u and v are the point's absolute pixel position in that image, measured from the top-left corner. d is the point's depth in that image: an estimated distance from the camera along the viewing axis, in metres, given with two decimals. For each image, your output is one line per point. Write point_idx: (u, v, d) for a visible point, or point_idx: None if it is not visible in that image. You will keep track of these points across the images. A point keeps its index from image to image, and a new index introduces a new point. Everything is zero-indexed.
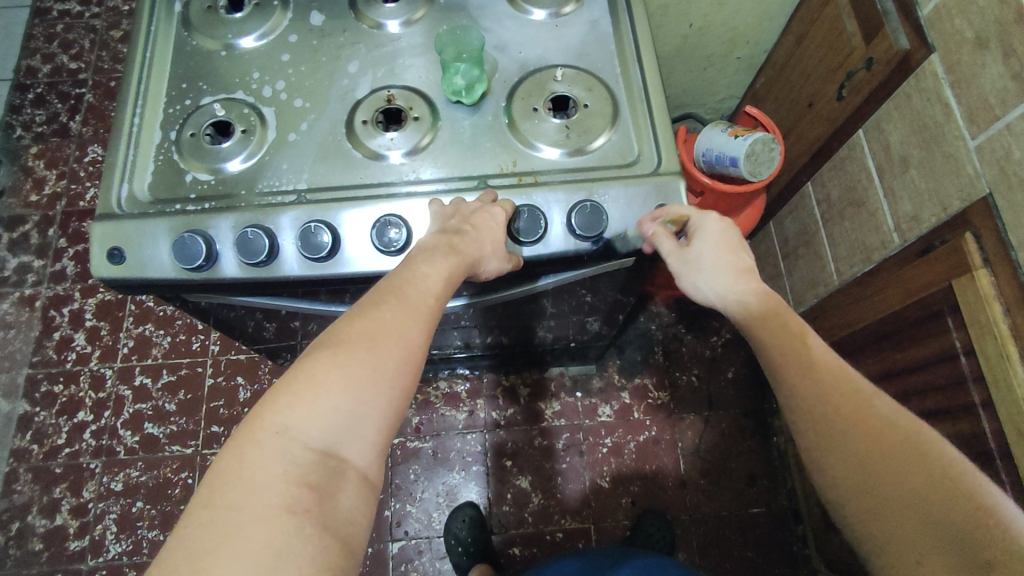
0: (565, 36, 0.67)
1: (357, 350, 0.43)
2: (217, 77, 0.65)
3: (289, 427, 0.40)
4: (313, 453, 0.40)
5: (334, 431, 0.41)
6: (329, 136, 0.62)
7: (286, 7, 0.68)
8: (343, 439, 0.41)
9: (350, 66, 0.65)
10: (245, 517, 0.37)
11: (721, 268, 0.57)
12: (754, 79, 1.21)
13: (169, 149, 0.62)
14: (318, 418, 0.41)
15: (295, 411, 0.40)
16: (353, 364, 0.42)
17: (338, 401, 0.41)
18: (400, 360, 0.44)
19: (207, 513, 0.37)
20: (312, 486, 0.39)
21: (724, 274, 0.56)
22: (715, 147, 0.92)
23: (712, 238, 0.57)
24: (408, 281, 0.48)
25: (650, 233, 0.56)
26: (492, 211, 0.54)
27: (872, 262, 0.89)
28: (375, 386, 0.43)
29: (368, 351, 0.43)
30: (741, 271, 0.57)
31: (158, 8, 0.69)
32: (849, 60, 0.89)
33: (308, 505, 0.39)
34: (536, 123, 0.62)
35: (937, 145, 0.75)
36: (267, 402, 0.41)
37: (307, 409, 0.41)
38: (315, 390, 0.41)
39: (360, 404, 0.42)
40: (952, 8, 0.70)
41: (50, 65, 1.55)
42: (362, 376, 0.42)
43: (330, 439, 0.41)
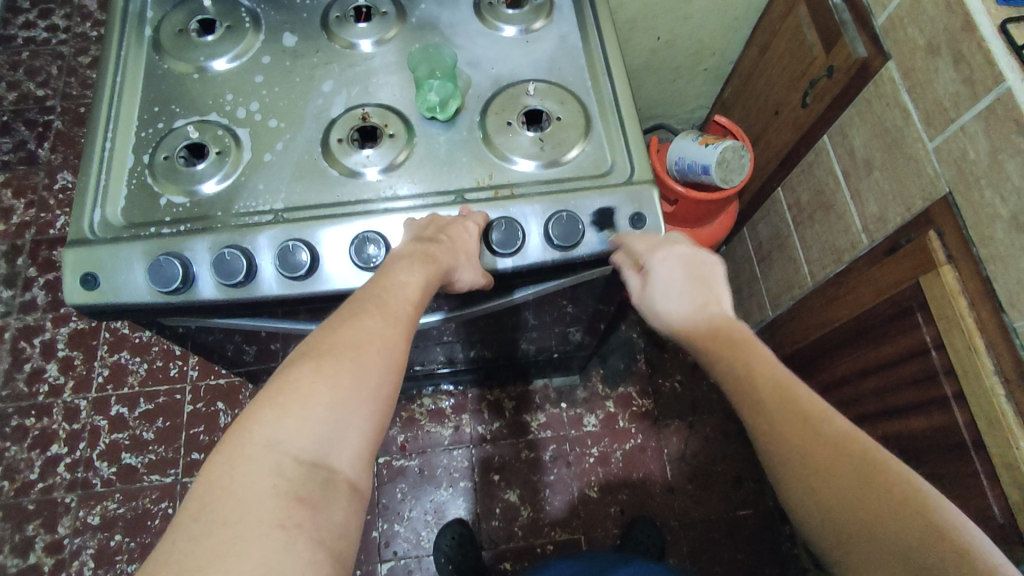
0: (536, 51, 0.68)
1: (339, 360, 0.43)
2: (190, 99, 0.65)
3: (279, 440, 0.40)
4: (302, 465, 0.40)
5: (323, 442, 0.41)
6: (304, 155, 0.62)
7: (259, 29, 0.69)
8: (331, 450, 0.41)
9: (324, 86, 0.66)
10: (238, 533, 0.36)
11: (680, 303, 0.56)
12: (721, 89, 1.25)
13: (142, 173, 0.61)
14: (305, 431, 0.40)
15: (284, 424, 0.40)
16: (337, 375, 0.42)
17: (325, 411, 0.41)
18: (383, 369, 0.44)
19: (199, 528, 0.36)
20: (303, 499, 0.39)
21: (677, 306, 0.57)
22: (687, 156, 0.95)
23: (667, 276, 0.57)
24: (386, 290, 0.48)
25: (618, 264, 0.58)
26: (467, 225, 0.55)
27: (843, 262, 0.91)
28: (360, 396, 0.43)
29: (349, 361, 0.43)
30: (701, 310, 0.56)
31: (128, 32, 0.69)
32: (811, 69, 0.92)
33: (301, 519, 0.38)
34: (510, 137, 0.63)
35: (898, 147, 0.78)
36: (252, 416, 0.41)
37: (295, 421, 0.40)
38: (300, 402, 0.41)
39: (346, 413, 0.42)
40: (905, 17, 0.74)
41: (16, 92, 1.53)
42: (347, 385, 0.42)
43: (318, 451, 0.40)
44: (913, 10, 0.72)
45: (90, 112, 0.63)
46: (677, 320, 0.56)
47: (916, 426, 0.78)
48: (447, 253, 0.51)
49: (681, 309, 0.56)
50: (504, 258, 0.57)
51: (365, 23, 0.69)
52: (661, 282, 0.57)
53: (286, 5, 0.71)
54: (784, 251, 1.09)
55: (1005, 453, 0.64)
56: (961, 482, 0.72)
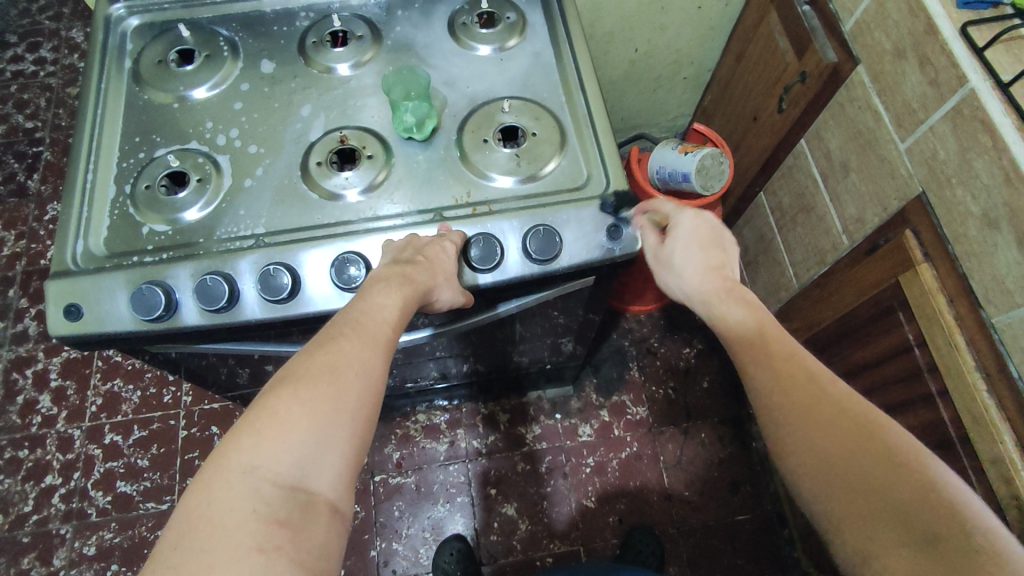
0: (510, 69, 0.70)
1: (315, 383, 0.43)
2: (171, 128, 0.66)
3: (257, 465, 0.40)
4: (281, 489, 0.40)
5: (301, 465, 0.41)
6: (284, 179, 0.63)
7: (237, 57, 0.70)
8: (311, 473, 0.41)
9: (303, 110, 0.67)
10: (216, 559, 0.37)
11: (696, 265, 0.55)
12: (701, 98, 1.26)
13: (124, 203, 0.62)
14: (283, 454, 0.41)
15: (261, 449, 0.41)
16: (314, 398, 0.43)
17: (303, 435, 0.42)
18: (360, 390, 0.45)
19: (178, 556, 0.37)
20: (282, 522, 0.39)
21: (695, 265, 0.55)
22: (667, 164, 0.96)
23: (692, 234, 0.57)
24: (364, 311, 0.48)
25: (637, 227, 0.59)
26: (444, 243, 0.56)
27: (826, 264, 0.92)
28: (338, 418, 0.43)
29: (326, 383, 0.44)
30: (719, 268, 0.55)
31: (108, 65, 0.70)
32: (785, 75, 0.93)
33: (280, 542, 0.39)
34: (487, 154, 0.64)
35: (872, 149, 0.79)
36: (229, 443, 0.41)
37: (273, 446, 0.41)
38: (277, 426, 0.41)
39: (324, 436, 0.42)
40: (872, 23, 0.75)
41: (4, 125, 1.54)
42: (325, 407, 0.43)
43: (297, 473, 0.41)
44: (879, 15, 0.74)
45: (71, 145, 0.64)
46: (697, 282, 0.55)
47: (903, 424, 0.78)
48: (425, 272, 0.52)
49: (697, 267, 0.55)
50: (484, 274, 0.58)
51: (340, 47, 0.70)
52: (683, 240, 0.57)
53: (263, 33, 0.72)
54: (769, 255, 1.10)
55: (989, 448, 0.65)
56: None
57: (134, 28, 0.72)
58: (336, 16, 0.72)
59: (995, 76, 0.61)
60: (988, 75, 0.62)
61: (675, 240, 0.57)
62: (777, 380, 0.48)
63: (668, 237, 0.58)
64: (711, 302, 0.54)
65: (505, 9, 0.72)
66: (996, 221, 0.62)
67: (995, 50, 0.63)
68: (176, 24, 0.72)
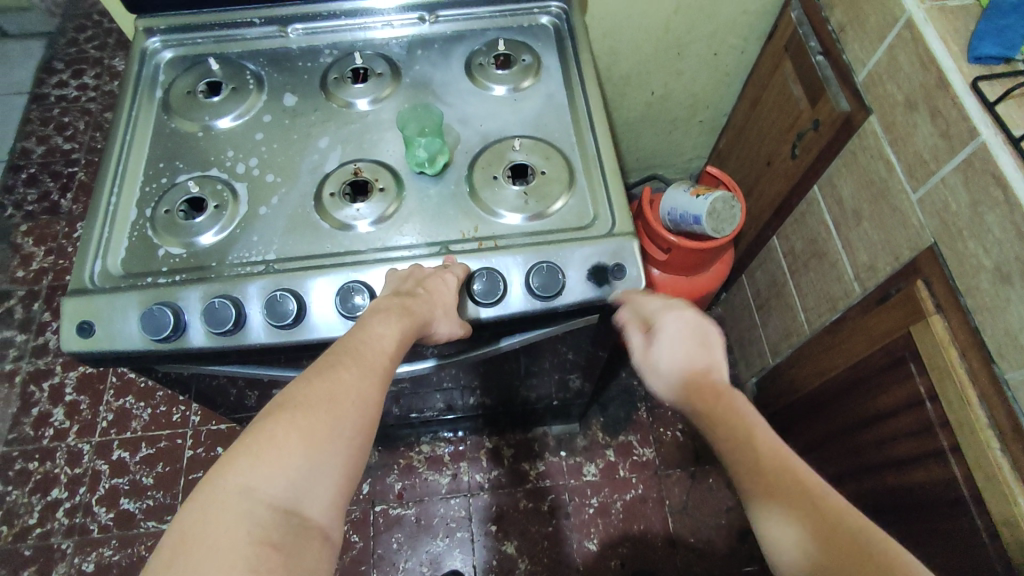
0: (523, 109, 0.71)
1: (313, 410, 0.44)
2: (194, 156, 0.69)
3: (253, 487, 0.40)
4: (275, 512, 0.40)
5: (296, 489, 0.41)
6: (298, 208, 0.65)
7: (262, 90, 0.73)
8: (305, 497, 0.41)
9: (321, 142, 0.69)
10: None
11: (675, 374, 0.51)
12: (717, 141, 1.27)
13: (144, 225, 0.64)
14: (279, 478, 0.41)
15: (257, 471, 0.41)
16: (311, 424, 0.43)
17: (298, 459, 0.42)
18: (357, 417, 0.45)
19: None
20: (276, 544, 0.39)
21: (675, 371, 0.50)
22: (679, 206, 0.96)
23: (670, 336, 0.52)
24: (364, 339, 0.49)
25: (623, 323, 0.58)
26: (445, 277, 0.57)
27: (837, 310, 0.91)
28: (334, 444, 0.43)
29: (325, 409, 0.44)
30: (699, 374, 0.50)
31: (140, 94, 0.73)
32: (798, 122, 0.94)
33: (273, 564, 0.38)
34: (496, 191, 0.65)
35: (884, 198, 0.78)
36: (228, 464, 0.41)
37: (269, 468, 0.41)
38: (274, 450, 0.42)
39: (320, 461, 0.42)
40: (884, 75, 0.76)
41: (44, 146, 1.62)
42: (322, 434, 0.43)
43: (291, 497, 0.41)
44: (891, 67, 0.75)
45: (99, 168, 0.67)
46: (678, 392, 0.50)
47: (914, 480, 0.76)
48: (425, 305, 0.53)
49: (678, 374, 0.50)
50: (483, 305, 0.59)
51: (360, 83, 0.73)
52: (663, 346, 0.52)
53: (288, 68, 0.75)
54: (781, 299, 1.09)
55: (1001, 510, 0.62)
56: (963, 541, 0.69)
57: (167, 61, 0.76)
58: (358, 55, 0.75)
59: (1006, 130, 0.61)
60: (1000, 129, 0.62)
61: (656, 344, 0.53)
62: (764, 507, 0.43)
63: (653, 339, 0.54)
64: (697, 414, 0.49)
65: (521, 52, 0.75)
66: (1008, 275, 0.61)
67: (1007, 105, 0.63)
68: (207, 58, 0.75)
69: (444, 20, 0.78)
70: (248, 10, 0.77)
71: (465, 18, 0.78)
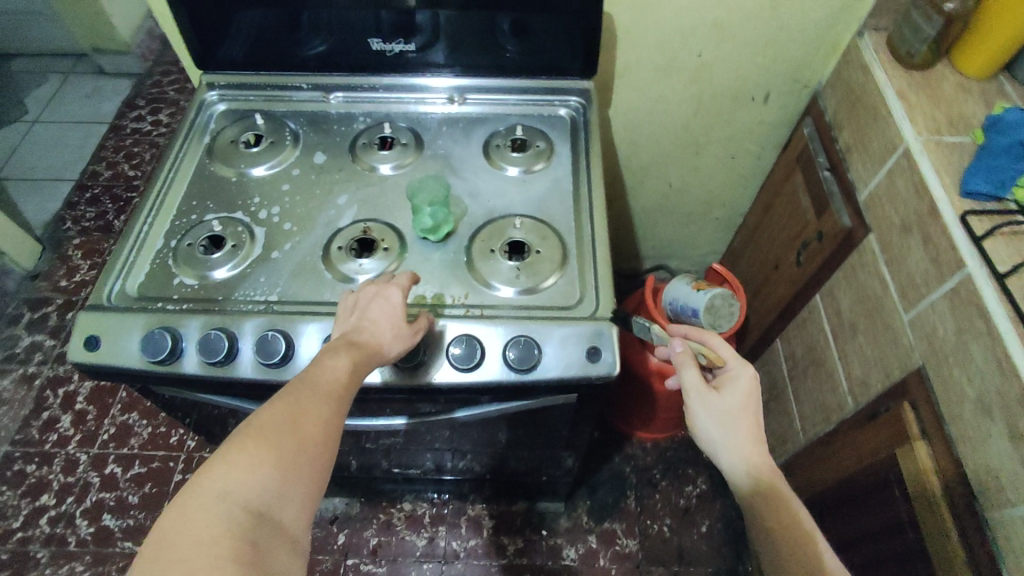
0: (530, 190, 0.76)
1: (279, 429, 0.47)
2: (224, 197, 0.75)
3: (228, 493, 0.42)
4: (251, 518, 0.42)
5: (269, 495, 0.44)
6: (306, 256, 0.70)
7: (297, 146, 0.80)
8: (276, 504, 0.44)
9: (340, 199, 0.75)
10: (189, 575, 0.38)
11: (735, 426, 0.60)
12: (732, 239, 1.30)
13: (166, 254, 0.70)
14: (251, 488, 0.43)
15: (232, 478, 0.43)
16: (279, 438, 0.46)
17: (270, 468, 0.45)
18: (321, 433, 0.48)
19: None
20: (252, 544, 0.41)
21: (735, 424, 0.61)
22: (679, 298, 0.98)
23: (739, 394, 0.62)
24: (325, 366, 0.52)
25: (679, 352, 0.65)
26: (386, 294, 0.59)
27: (830, 422, 0.90)
28: (303, 456, 0.47)
29: (291, 428, 0.47)
30: (753, 431, 0.60)
31: (191, 138, 0.81)
32: (805, 231, 0.97)
33: (250, 561, 0.40)
34: (491, 263, 0.69)
35: (878, 315, 0.79)
36: (203, 475, 0.43)
37: (243, 475, 0.44)
38: (246, 462, 0.44)
39: (290, 471, 0.45)
40: (883, 197, 0.79)
41: (111, 171, 1.76)
42: (290, 447, 0.46)
43: (266, 502, 0.43)
44: (890, 191, 0.77)
45: (139, 199, 0.74)
46: (728, 428, 0.61)
47: None
48: (378, 336, 0.56)
49: (727, 410, 0.61)
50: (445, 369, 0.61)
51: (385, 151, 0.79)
52: (732, 396, 0.62)
53: (324, 129, 0.83)
54: (779, 403, 1.08)
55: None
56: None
57: (220, 112, 0.85)
58: (388, 125, 0.82)
59: (991, 264, 0.62)
60: (984, 262, 0.63)
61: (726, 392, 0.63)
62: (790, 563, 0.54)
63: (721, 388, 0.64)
64: (738, 451, 0.60)
65: (536, 139, 0.81)
66: (988, 408, 0.60)
67: (994, 241, 0.64)
68: (255, 113, 0.84)
69: (472, 103, 0.85)
70: (299, 76, 0.86)
71: (490, 104, 0.85)
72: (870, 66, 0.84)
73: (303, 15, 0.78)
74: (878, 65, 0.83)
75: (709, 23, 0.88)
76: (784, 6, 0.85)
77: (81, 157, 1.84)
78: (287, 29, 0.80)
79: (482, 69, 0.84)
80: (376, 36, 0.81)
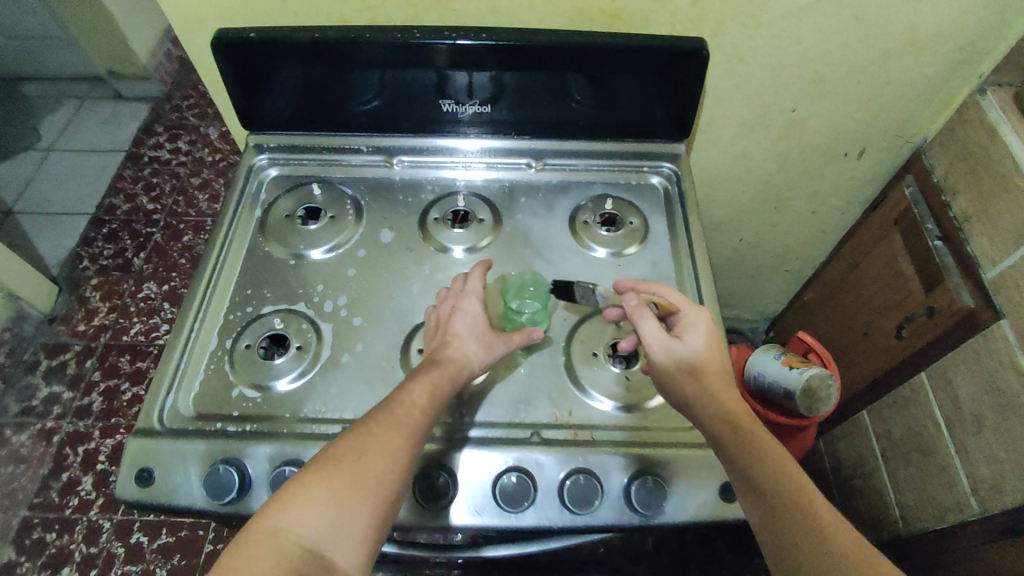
0: (627, 276, 0.68)
1: (342, 461, 0.49)
2: (282, 285, 0.66)
3: (284, 527, 0.46)
4: (302, 551, 0.45)
5: (322, 533, 0.46)
6: (382, 361, 0.61)
7: (360, 220, 0.72)
8: (331, 542, 0.46)
9: (412, 286, 0.66)
10: None
11: (701, 372, 0.53)
12: (801, 291, 1.21)
13: (222, 357, 0.61)
14: (313, 520, 0.46)
15: (290, 512, 0.46)
16: (340, 473, 0.48)
17: (327, 504, 0.47)
18: (383, 469, 0.49)
19: None
20: None
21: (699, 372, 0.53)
22: (767, 373, 0.90)
23: (700, 338, 0.55)
24: (401, 390, 0.53)
25: (631, 305, 0.56)
26: (463, 308, 0.59)
27: (948, 522, 0.81)
28: (362, 491, 0.48)
29: (355, 459, 0.49)
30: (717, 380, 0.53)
31: (241, 210, 0.73)
32: (908, 302, 0.88)
33: None
34: (593, 369, 0.60)
35: (1015, 414, 0.70)
36: (271, 504, 0.47)
37: (300, 511, 0.46)
38: (310, 495, 0.47)
39: (345, 509, 0.47)
40: (1021, 281, 0.70)
41: (130, 204, 1.68)
42: (346, 483, 0.48)
43: (320, 539, 0.46)
44: None
45: (188, 289, 0.65)
46: (700, 375, 0.53)
47: None
48: (456, 356, 0.56)
49: (696, 360, 0.53)
50: (546, 513, 0.54)
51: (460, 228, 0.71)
52: (691, 341, 0.54)
53: (388, 200, 0.74)
54: (870, 483, 0.99)
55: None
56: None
57: (271, 179, 0.76)
58: (460, 197, 0.73)
59: None
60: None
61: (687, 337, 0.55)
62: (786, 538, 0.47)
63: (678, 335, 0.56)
64: (713, 401, 0.52)
65: (628, 215, 0.72)
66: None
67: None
68: (310, 181, 0.75)
69: (551, 170, 0.76)
70: (356, 137, 0.77)
71: (570, 169, 0.77)
72: (998, 130, 0.75)
73: (367, 77, 0.69)
74: (1008, 130, 0.74)
75: (811, 79, 0.79)
76: (899, 60, 0.76)
77: (98, 188, 1.75)
78: (347, 92, 0.71)
79: (562, 132, 0.75)
80: (448, 98, 0.72)
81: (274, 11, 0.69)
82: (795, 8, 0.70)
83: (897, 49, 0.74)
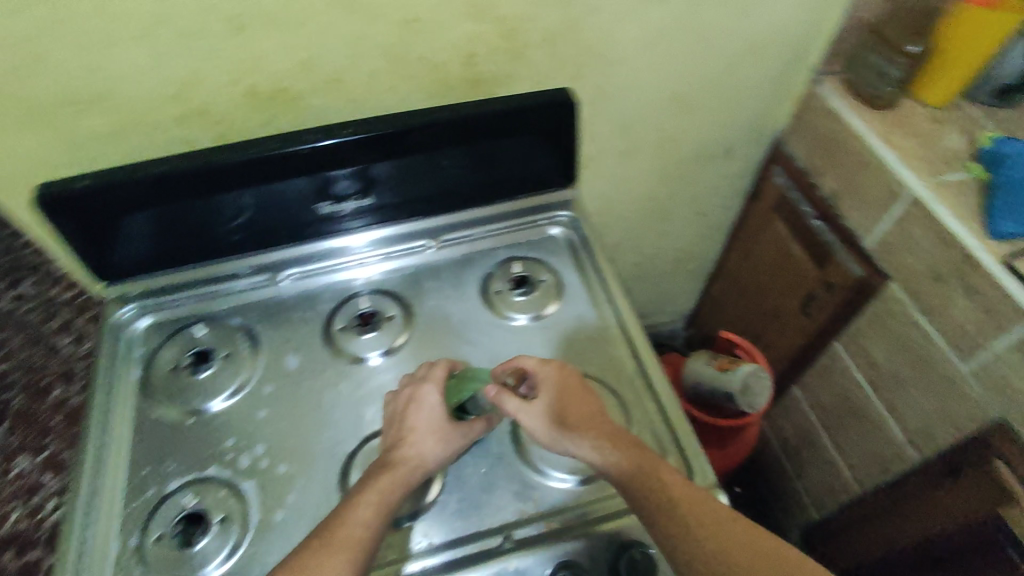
0: (554, 338, 0.66)
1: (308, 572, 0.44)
2: (186, 450, 0.58)
3: None
4: None
5: None
6: (323, 507, 0.55)
7: (258, 351, 0.65)
8: None
9: (336, 410, 0.61)
10: None
11: (576, 418, 0.54)
12: (706, 286, 1.27)
13: (131, 560, 0.52)
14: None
15: None
16: None
17: None
18: None
19: None
20: None
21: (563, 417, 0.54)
22: (704, 380, 0.92)
23: (558, 385, 0.56)
24: (362, 494, 0.50)
25: (495, 393, 0.56)
26: (425, 391, 0.57)
27: (891, 474, 0.86)
28: None
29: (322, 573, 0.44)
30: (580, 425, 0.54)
31: (114, 374, 0.63)
32: (806, 281, 0.94)
33: None
34: (546, 448, 0.58)
35: (927, 365, 0.76)
36: None
37: None
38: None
39: None
40: (899, 245, 0.76)
41: None
42: None
43: None
44: (907, 240, 0.75)
45: (68, 490, 0.55)
46: (579, 423, 0.53)
47: None
48: (413, 452, 0.53)
49: (570, 412, 0.54)
50: None
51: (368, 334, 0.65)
52: (553, 397, 0.55)
53: (285, 320, 0.67)
54: (816, 453, 1.03)
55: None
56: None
57: (145, 331, 0.67)
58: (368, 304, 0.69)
59: None
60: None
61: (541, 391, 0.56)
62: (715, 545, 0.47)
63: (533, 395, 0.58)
64: (600, 442, 0.52)
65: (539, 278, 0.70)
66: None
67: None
68: (193, 323, 0.67)
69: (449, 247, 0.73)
70: (232, 260, 0.70)
71: (470, 239, 0.74)
72: (842, 114, 0.82)
73: (230, 197, 0.62)
74: (852, 113, 0.81)
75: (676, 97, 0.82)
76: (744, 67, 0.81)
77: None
78: (209, 217, 0.64)
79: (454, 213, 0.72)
80: (325, 199, 0.67)
81: (101, 146, 0.61)
82: (644, 42, 0.72)
83: (739, 59, 0.79)
